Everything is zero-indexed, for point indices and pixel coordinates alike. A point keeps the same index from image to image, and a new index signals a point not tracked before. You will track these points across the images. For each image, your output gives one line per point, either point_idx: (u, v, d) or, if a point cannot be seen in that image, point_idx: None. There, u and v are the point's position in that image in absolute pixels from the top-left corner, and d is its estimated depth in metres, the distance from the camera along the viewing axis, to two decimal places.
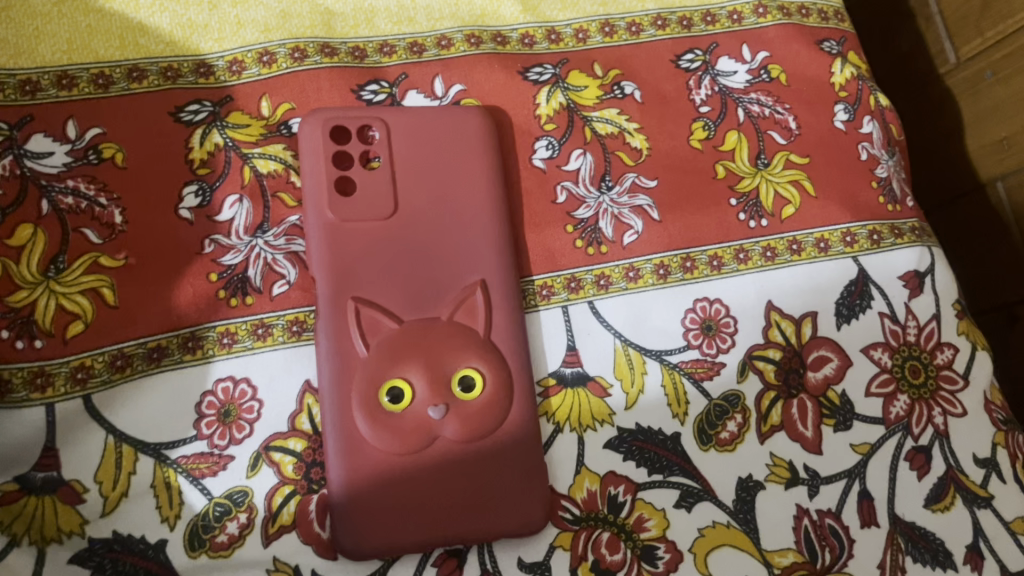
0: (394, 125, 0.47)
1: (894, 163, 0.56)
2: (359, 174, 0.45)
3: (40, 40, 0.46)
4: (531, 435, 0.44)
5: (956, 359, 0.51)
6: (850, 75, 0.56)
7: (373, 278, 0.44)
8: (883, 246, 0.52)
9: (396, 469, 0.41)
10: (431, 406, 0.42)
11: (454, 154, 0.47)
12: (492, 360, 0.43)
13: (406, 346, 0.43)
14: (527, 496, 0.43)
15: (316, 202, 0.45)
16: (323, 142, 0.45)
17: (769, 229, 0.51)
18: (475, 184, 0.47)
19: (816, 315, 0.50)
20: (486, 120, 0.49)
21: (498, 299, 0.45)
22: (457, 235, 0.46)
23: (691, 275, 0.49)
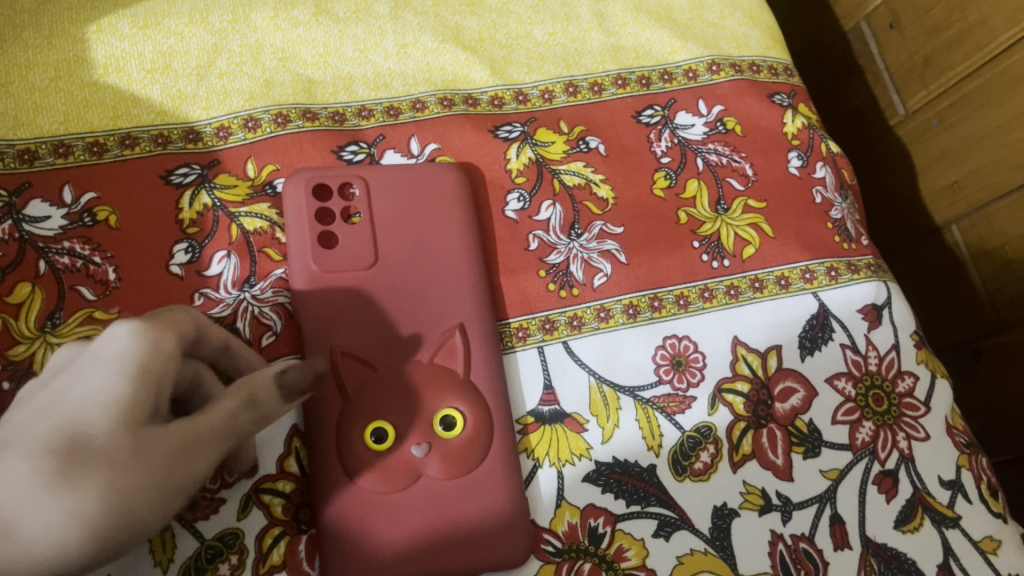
0: (373, 182, 0.49)
1: (848, 205, 0.59)
2: (341, 229, 0.48)
3: (38, 112, 0.49)
4: (512, 469, 0.45)
5: (917, 386, 0.53)
6: (801, 124, 0.60)
7: (355, 325, 0.46)
8: (841, 281, 0.55)
9: (383, 506, 0.43)
10: (414, 445, 0.43)
11: (431, 207, 0.50)
12: (472, 400, 0.45)
13: (388, 390, 0.45)
14: (511, 528, 0.44)
15: (300, 255, 0.47)
16: (306, 200, 0.48)
17: (732, 268, 0.54)
18: (451, 234, 0.49)
19: (780, 348, 0.52)
20: (460, 175, 0.52)
21: (476, 341, 0.47)
22: (436, 284, 0.48)
23: (659, 314, 0.52)
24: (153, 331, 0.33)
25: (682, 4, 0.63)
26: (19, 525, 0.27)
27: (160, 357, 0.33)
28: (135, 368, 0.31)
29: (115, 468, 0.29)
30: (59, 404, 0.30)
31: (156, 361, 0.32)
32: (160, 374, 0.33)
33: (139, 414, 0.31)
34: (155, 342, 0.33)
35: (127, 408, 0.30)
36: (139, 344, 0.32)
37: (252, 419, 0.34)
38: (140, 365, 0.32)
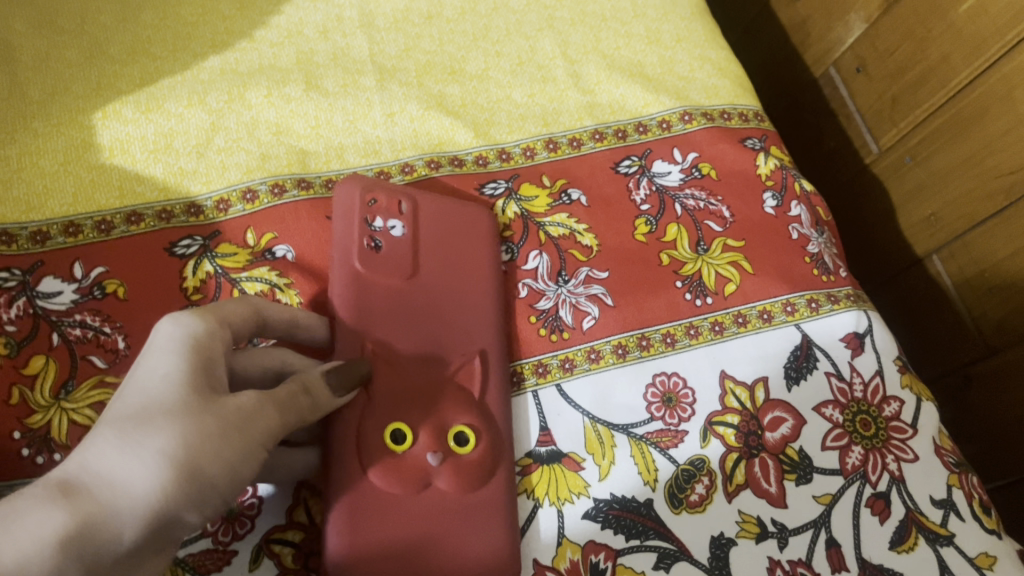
0: (420, 206, 0.53)
1: (824, 240, 0.61)
2: (386, 241, 0.51)
3: (49, 196, 0.52)
4: (510, 493, 0.46)
5: (903, 410, 0.55)
6: (773, 166, 0.63)
7: (388, 327, 0.48)
8: (821, 312, 0.57)
9: (389, 503, 0.43)
10: (430, 452, 0.44)
11: (466, 245, 0.53)
12: (488, 420, 0.47)
13: (414, 395, 0.46)
14: (500, 550, 0.44)
15: (345, 255, 0.49)
16: (360, 208, 0.51)
17: (715, 305, 0.56)
18: (479, 270, 0.52)
19: (767, 380, 0.54)
20: (493, 219, 0.56)
21: (493, 371, 0.49)
22: (461, 309, 0.50)
23: (648, 352, 0.54)
24: (196, 318, 0.38)
25: (652, 61, 0.66)
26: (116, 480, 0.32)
27: (210, 343, 0.37)
28: (185, 348, 0.36)
29: (190, 422, 0.33)
30: (129, 387, 0.35)
31: (208, 346, 0.37)
32: (212, 357, 0.37)
33: (204, 386, 0.35)
34: (202, 328, 0.38)
35: (188, 380, 0.35)
36: (189, 332, 0.37)
37: (308, 404, 0.39)
38: (192, 347, 0.36)
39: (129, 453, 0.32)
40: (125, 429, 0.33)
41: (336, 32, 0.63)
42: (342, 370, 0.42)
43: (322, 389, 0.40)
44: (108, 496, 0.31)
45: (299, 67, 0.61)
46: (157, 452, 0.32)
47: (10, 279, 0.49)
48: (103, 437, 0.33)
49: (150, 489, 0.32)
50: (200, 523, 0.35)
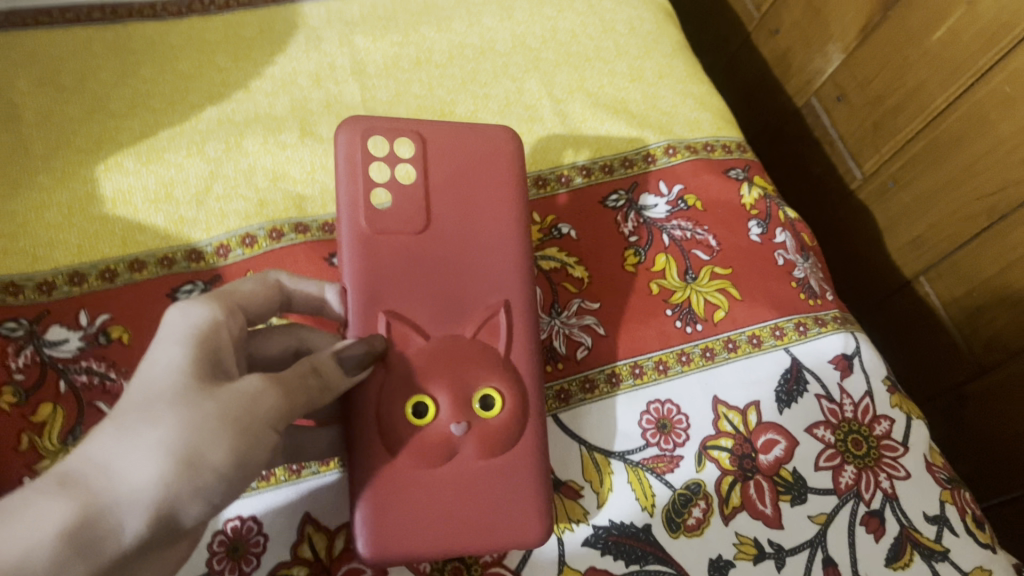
0: (427, 143, 0.48)
1: (810, 265, 0.63)
2: (393, 187, 0.46)
3: (54, 247, 0.53)
4: (536, 453, 0.46)
5: (893, 429, 0.56)
6: (757, 195, 0.64)
7: (403, 289, 0.45)
8: (810, 335, 0.58)
9: (416, 479, 0.43)
10: (454, 423, 0.43)
11: (481, 178, 0.48)
12: (514, 380, 0.45)
13: (434, 362, 0.43)
14: (528, 514, 0.45)
15: (350, 211, 0.45)
16: (361, 152, 0.46)
17: (705, 332, 0.57)
18: (500, 207, 0.48)
19: (758, 403, 0.55)
20: (514, 140, 0.50)
21: (518, 322, 0.47)
22: (484, 253, 0.47)
23: (641, 380, 0.55)
24: (200, 306, 0.39)
25: (636, 97, 0.67)
26: (118, 471, 0.31)
27: (214, 334, 0.37)
28: (188, 342, 0.36)
29: (192, 411, 0.33)
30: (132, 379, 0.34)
31: (213, 335, 0.37)
32: (218, 345, 0.37)
33: (207, 376, 0.35)
34: (204, 319, 0.38)
35: (192, 370, 0.35)
36: (194, 326, 0.37)
37: (318, 383, 0.39)
38: (196, 336, 0.36)
39: (133, 441, 0.31)
40: (122, 420, 0.32)
41: (329, 79, 0.64)
42: (350, 350, 0.41)
43: (331, 369, 0.40)
44: (110, 487, 0.30)
45: (293, 115, 0.62)
46: (160, 441, 0.32)
47: (18, 329, 0.50)
48: (99, 430, 0.32)
49: (153, 479, 0.31)
50: (201, 520, 0.33)
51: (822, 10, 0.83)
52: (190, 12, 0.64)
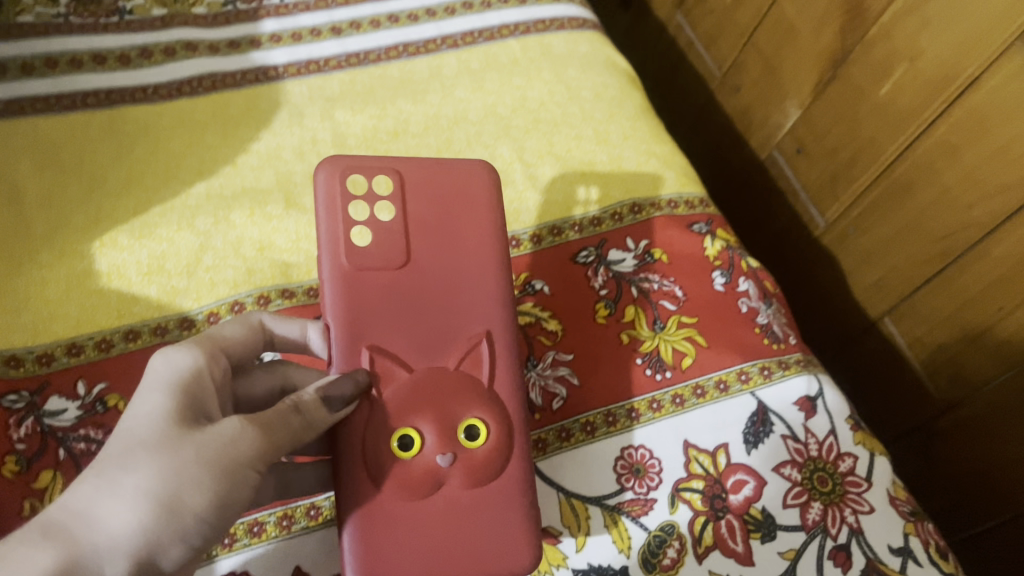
0: (406, 182, 0.50)
1: (773, 310, 0.66)
2: (373, 226, 0.48)
3: (53, 321, 0.56)
4: (522, 483, 0.47)
5: (857, 465, 0.59)
6: (720, 247, 0.68)
7: (385, 325, 0.47)
8: (774, 378, 0.61)
9: (404, 509, 0.44)
10: (439, 453, 0.44)
11: (460, 213, 0.50)
12: (496, 411, 0.47)
13: (417, 395, 0.45)
14: (517, 542, 0.46)
15: (332, 251, 0.47)
16: (340, 195, 0.49)
17: (674, 379, 0.60)
18: (479, 241, 0.50)
19: (727, 445, 0.58)
20: (492, 176, 0.52)
21: (500, 353, 0.48)
22: (464, 286, 0.49)
23: (615, 427, 0.58)
24: (185, 355, 0.42)
25: (601, 158, 0.71)
26: (100, 517, 0.34)
27: (195, 381, 0.41)
28: (171, 389, 0.40)
29: (170, 457, 0.36)
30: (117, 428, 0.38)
31: (193, 381, 0.41)
32: (199, 390, 0.41)
33: (187, 421, 0.39)
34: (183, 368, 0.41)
35: (172, 416, 0.38)
36: (175, 375, 0.41)
37: (300, 423, 0.41)
38: (176, 383, 0.40)
39: (114, 488, 0.35)
40: (104, 468, 0.36)
41: (311, 152, 0.68)
42: (334, 387, 0.43)
43: (316, 407, 0.42)
44: (93, 533, 0.34)
45: (278, 186, 0.66)
46: (138, 487, 0.35)
47: (19, 401, 0.53)
48: (83, 480, 0.36)
49: (133, 523, 0.35)
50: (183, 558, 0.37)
51: (778, 69, 0.88)
52: (179, 94, 0.68)
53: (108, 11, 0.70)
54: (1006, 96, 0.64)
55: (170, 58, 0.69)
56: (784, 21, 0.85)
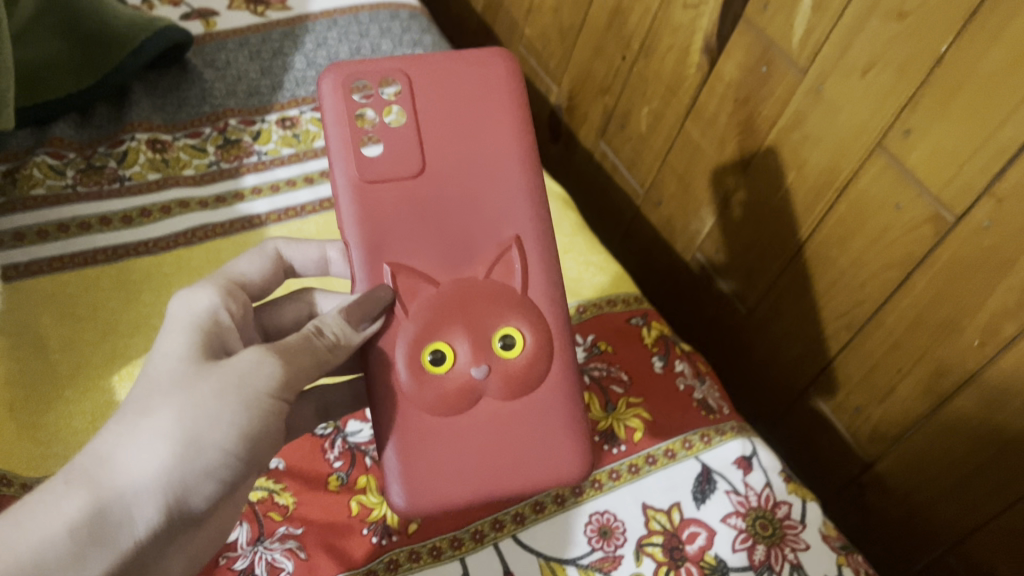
0: (414, 84, 0.57)
1: (707, 386, 0.76)
2: (386, 134, 0.56)
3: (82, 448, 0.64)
4: (551, 394, 0.57)
5: (792, 510, 0.68)
6: (656, 335, 0.79)
7: (405, 234, 0.56)
8: (713, 443, 0.71)
9: (441, 426, 0.54)
10: (474, 367, 0.54)
11: (471, 113, 0.58)
12: (530, 316, 0.56)
13: (444, 305, 0.55)
14: (552, 453, 0.56)
15: (347, 165, 0.56)
16: (345, 107, 0.56)
17: (628, 451, 0.70)
18: (493, 141, 0.58)
19: (680, 503, 0.67)
20: (502, 67, 0.59)
21: (526, 252, 0.58)
22: (483, 204, 0.58)
23: (582, 497, 0.66)
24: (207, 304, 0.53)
25: None
26: (125, 462, 0.44)
27: (213, 326, 0.51)
28: (190, 338, 0.49)
29: (184, 398, 0.45)
30: (143, 379, 0.47)
31: (212, 323, 0.52)
32: (220, 333, 0.52)
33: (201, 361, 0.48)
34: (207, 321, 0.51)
35: (188, 361, 0.48)
36: (192, 326, 0.50)
37: (322, 344, 0.52)
38: (202, 328, 0.51)
39: (135, 435, 0.44)
40: (130, 415, 0.45)
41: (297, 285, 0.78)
42: (355, 309, 0.53)
43: (337, 328, 0.52)
44: (118, 476, 0.43)
45: None
46: (157, 428, 0.44)
47: None
48: (113, 430, 0.45)
49: (154, 459, 0.44)
50: (216, 486, 0.46)
51: (690, 184, 1.01)
52: (177, 244, 0.78)
53: (110, 179, 0.81)
54: (877, 191, 0.78)
55: (166, 215, 0.80)
56: (690, 142, 0.99)
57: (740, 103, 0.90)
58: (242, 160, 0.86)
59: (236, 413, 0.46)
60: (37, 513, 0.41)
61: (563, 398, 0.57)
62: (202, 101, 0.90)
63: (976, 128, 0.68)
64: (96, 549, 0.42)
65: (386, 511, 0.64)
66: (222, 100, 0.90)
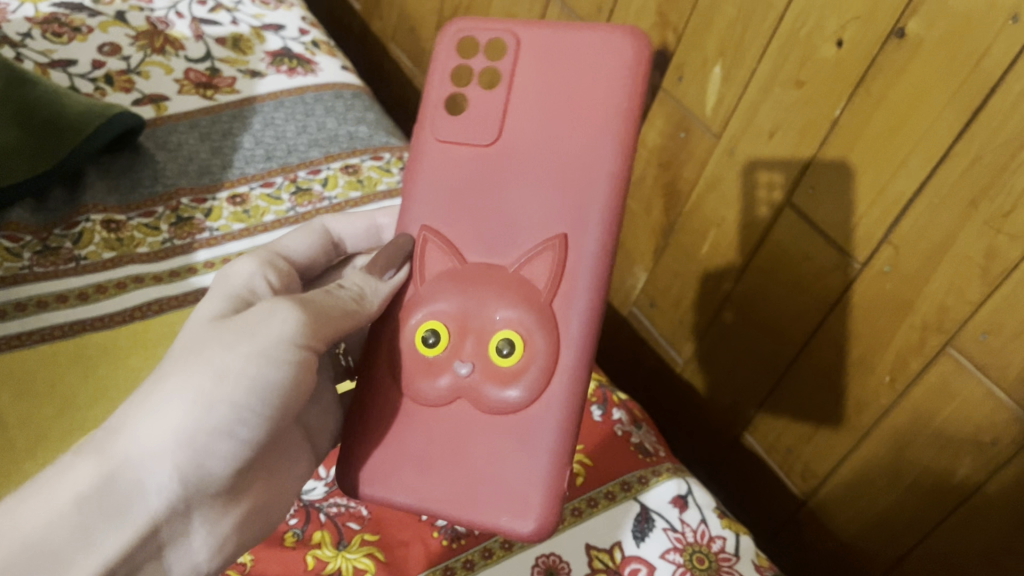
0: (526, 51, 0.61)
1: (643, 432, 0.81)
2: (471, 96, 0.61)
3: None
4: (538, 423, 0.56)
5: (726, 543, 0.73)
6: (595, 386, 0.84)
7: (449, 201, 0.61)
8: (650, 484, 0.76)
9: (418, 419, 0.58)
10: (461, 361, 0.57)
11: (563, 96, 0.59)
12: (535, 330, 0.57)
13: (461, 285, 0.58)
14: (508, 488, 0.56)
15: (433, 122, 0.62)
16: (450, 63, 0.62)
17: (571, 495, 0.74)
18: (574, 130, 0.58)
19: (620, 542, 0.71)
20: (630, 51, 0.58)
21: (563, 255, 0.57)
22: (526, 196, 0.59)
23: (528, 541, 0.70)
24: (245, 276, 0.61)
25: None
26: (133, 428, 0.51)
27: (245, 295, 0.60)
28: (212, 309, 0.57)
29: (195, 360, 0.53)
30: (167, 352, 0.55)
31: (245, 292, 0.60)
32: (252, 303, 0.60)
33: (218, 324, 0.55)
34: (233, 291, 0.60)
35: (206, 328, 0.55)
36: (218, 300, 0.58)
37: (350, 294, 0.59)
38: (234, 296, 0.59)
39: (149, 401, 0.51)
40: (150, 384, 0.53)
41: None
42: (381, 261, 0.60)
43: (363, 278, 0.60)
44: (125, 442, 0.50)
45: None
46: (170, 389, 0.52)
47: None
48: (133, 399, 0.52)
49: (165, 418, 0.51)
50: (232, 436, 0.53)
51: (623, 243, 1.08)
52: (132, 318, 0.82)
53: (66, 259, 0.84)
54: (791, 243, 0.85)
55: (121, 290, 0.83)
56: None
57: (663, 167, 0.97)
58: (194, 236, 0.90)
59: (242, 367, 0.53)
60: (52, 482, 0.49)
61: (546, 440, 0.56)
62: (155, 182, 0.94)
63: (869, 184, 0.75)
64: (116, 508, 0.49)
65: (342, 563, 0.67)
66: (174, 180, 0.94)
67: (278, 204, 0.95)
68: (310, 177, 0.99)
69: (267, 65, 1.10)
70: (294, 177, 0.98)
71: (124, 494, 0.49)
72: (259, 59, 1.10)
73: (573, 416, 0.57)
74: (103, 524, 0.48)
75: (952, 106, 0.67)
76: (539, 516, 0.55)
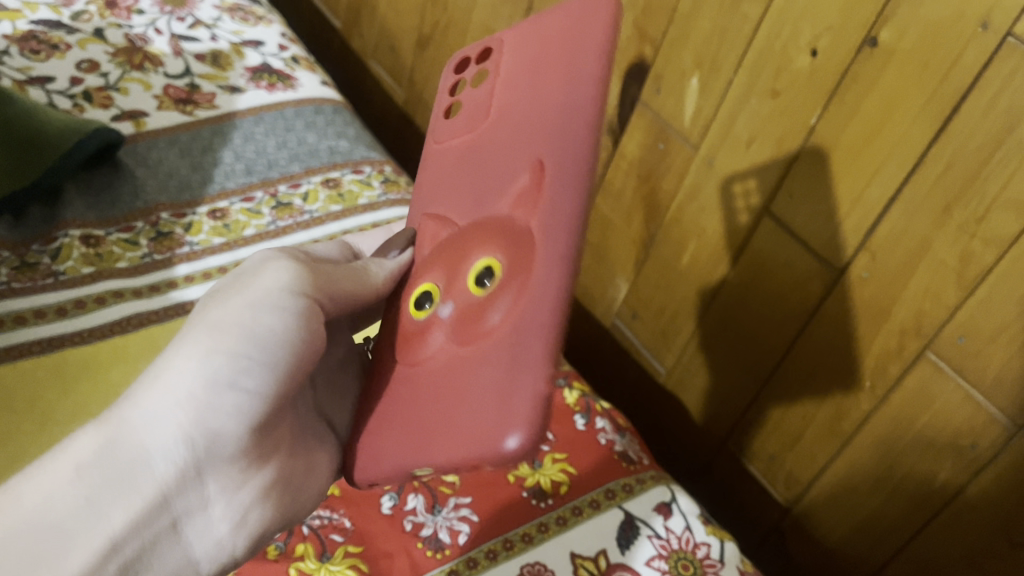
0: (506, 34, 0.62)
1: (627, 440, 0.81)
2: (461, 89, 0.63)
3: None
4: (514, 331, 0.46)
5: (711, 550, 0.73)
6: (578, 395, 0.84)
7: (444, 183, 0.61)
8: (635, 491, 0.76)
9: (410, 383, 0.53)
10: (447, 306, 0.53)
11: (533, 48, 0.58)
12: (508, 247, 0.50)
13: (446, 247, 0.56)
14: (478, 411, 0.46)
15: (435, 126, 0.64)
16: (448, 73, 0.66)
17: (555, 504, 0.74)
18: (543, 64, 0.55)
19: (605, 550, 0.71)
20: None
21: (534, 166, 0.51)
22: (503, 138, 0.56)
23: (512, 551, 0.70)
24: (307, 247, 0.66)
25: None
26: (140, 395, 0.54)
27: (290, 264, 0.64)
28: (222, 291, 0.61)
29: (197, 329, 0.57)
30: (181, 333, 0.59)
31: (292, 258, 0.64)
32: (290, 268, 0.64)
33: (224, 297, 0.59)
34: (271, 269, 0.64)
35: (213, 303, 0.59)
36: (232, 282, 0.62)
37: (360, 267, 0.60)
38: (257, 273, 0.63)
39: (155, 370, 0.55)
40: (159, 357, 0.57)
41: None
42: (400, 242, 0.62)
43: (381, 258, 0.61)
44: (132, 408, 0.54)
45: None
46: (174, 356, 0.55)
47: None
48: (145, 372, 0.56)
49: (168, 381, 0.54)
50: (239, 393, 0.56)
51: (604, 254, 1.08)
52: (112, 333, 0.81)
53: (44, 275, 0.84)
54: (770, 252, 0.85)
55: (101, 305, 0.83)
56: (601, 217, 1.06)
57: (642, 178, 0.98)
58: (174, 251, 0.90)
59: (239, 326, 0.56)
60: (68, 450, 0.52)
61: (522, 342, 0.45)
62: (134, 197, 0.93)
63: (845, 191, 0.76)
64: (118, 475, 0.52)
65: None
66: (153, 195, 0.94)
67: (258, 218, 0.95)
68: (290, 191, 0.99)
69: (247, 81, 1.10)
70: (274, 192, 0.98)
71: (124, 460, 0.53)
72: (239, 75, 1.10)
73: (559, 306, 0.45)
74: (105, 488, 0.52)
75: (925, 114, 0.68)
76: (523, 430, 0.43)
